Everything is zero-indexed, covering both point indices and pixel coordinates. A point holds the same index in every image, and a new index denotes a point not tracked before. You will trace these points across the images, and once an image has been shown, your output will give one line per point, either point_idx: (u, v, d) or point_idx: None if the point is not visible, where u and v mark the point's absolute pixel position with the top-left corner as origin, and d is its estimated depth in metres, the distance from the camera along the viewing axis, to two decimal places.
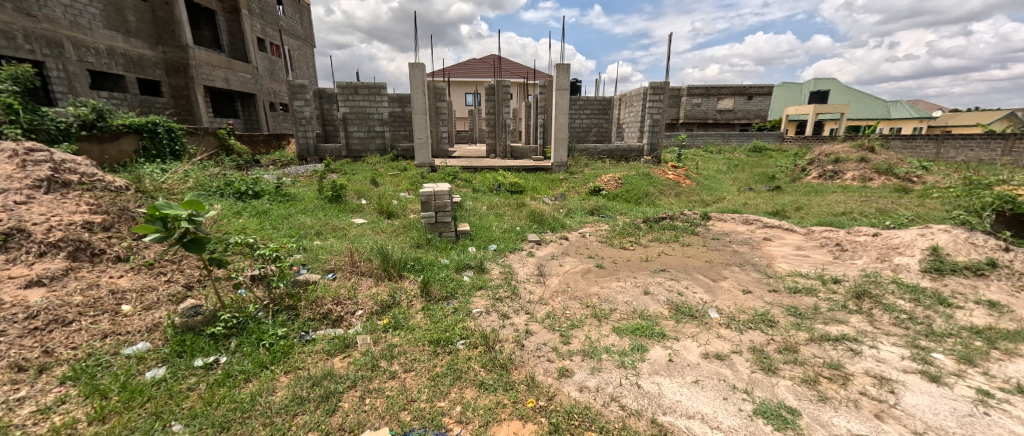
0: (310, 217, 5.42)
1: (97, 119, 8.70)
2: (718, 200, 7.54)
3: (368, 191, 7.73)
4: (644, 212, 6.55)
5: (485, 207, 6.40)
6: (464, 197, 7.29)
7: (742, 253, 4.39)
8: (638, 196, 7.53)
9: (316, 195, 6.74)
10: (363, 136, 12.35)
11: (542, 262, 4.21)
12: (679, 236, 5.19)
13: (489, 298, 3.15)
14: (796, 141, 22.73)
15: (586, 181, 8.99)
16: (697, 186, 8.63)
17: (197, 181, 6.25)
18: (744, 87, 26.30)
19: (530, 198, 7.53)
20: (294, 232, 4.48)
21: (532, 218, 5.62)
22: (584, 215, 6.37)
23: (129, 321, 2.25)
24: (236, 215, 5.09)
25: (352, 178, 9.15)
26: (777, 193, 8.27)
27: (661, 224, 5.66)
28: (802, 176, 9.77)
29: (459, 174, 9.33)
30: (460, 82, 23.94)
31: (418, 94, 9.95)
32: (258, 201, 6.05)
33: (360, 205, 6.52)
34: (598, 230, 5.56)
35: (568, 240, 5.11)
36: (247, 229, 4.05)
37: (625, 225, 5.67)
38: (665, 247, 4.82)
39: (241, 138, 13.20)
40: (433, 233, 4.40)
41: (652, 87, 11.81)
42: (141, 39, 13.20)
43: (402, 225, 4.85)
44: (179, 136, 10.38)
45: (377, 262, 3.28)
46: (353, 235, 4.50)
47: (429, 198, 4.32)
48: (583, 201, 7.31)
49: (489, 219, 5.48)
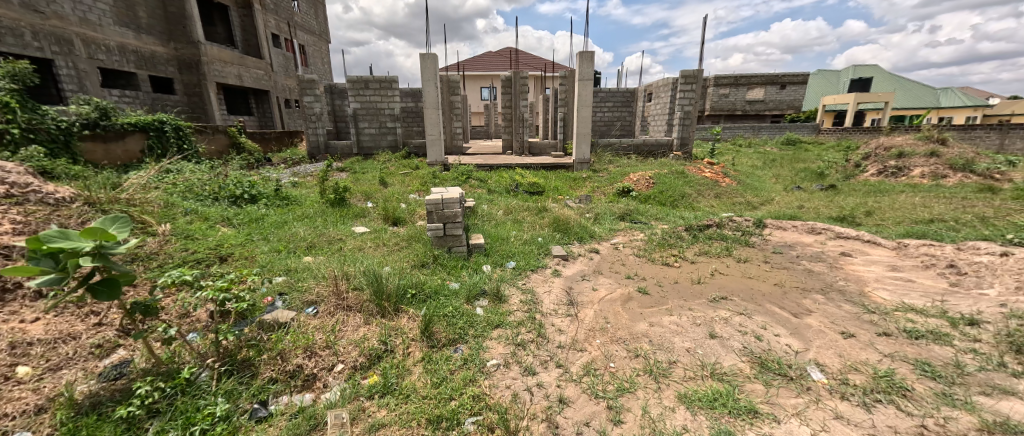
0: (307, 225, 4.83)
1: (100, 118, 8.37)
2: (766, 202, 6.66)
3: (376, 193, 7.14)
4: (682, 217, 5.75)
5: (501, 212, 5.71)
6: (479, 199, 6.63)
7: (819, 274, 3.56)
8: (673, 198, 6.71)
9: (318, 198, 6.16)
10: (375, 132, 11.82)
11: (571, 285, 3.48)
12: (731, 248, 4.38)
13: (509, 342, 2.45)
14: (834, 133, 21.20)
15: (613, 180, 8.19)
16: (739, 186, 7.72)
17: (188, 185, 5.73)
18: (776, 76, 24.75)
19: (551, 201, 6.80)
20: (283, 245, 3.88)
21: (556, 225, 4.89)
22: (614, 222, 5.61)
23: (17, 395, 1.65)
24: (224, 224, 4.53)
25: (360, 178, 8.62)
26: (833, 193, 7.31)
27: (706, 233, 4.85)
28: (858, 173, 8.74)
29: (474, 174, 8.67)
30: (475, 75, 23.23)
31: (430, 88, 9.29)
32: (253, 206, 5.50)
33: (365, 210, 5.92)
34: (633, 240, 4.79)
35: (599, 254, 4.35)
36: (226, 244, 3.46)
37: (664, 234, 4.89)
38: (717, 263, 4.02)
39: (252, 136, 12.84)
40: (441, 247, 3.74)
41: (684, 76, 10.85)
42: (153, 36, 12.93)
43: (406, 237, 4.19)
44: (188, 135, 9.99)
45: (368, 292, 2.62)
46: (349, 250, 3.87)
47: (436, 206, 3.63)
48: (611, 204, 6.53)
49: (506, 229, 4.78)
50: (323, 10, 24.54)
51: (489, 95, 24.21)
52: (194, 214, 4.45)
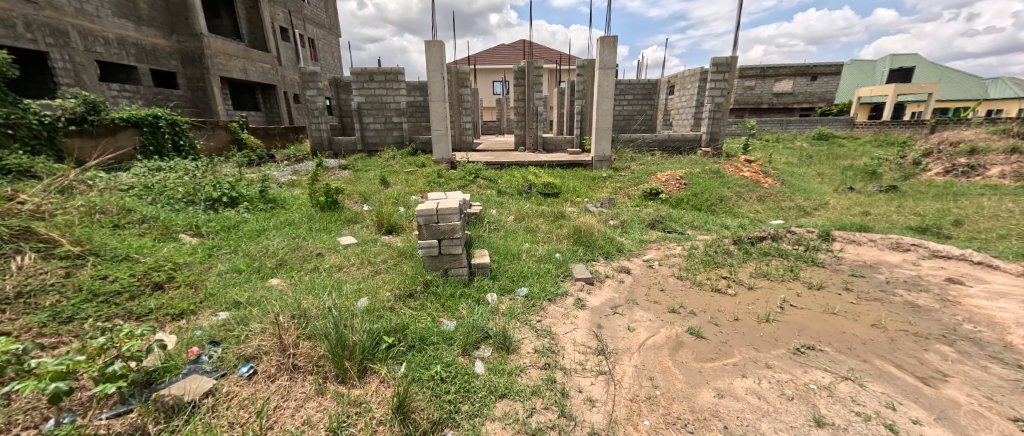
0: (286, 234, 4.13)
1: (88, 113, 7.79)
2: (820, 206, 5.84)
3: (375, 194, 6.49)
4: (723, 226, 4.93)
5: (512, 219, 4.99)
6: (488, 202, 5.93)
7: (929, 312, 2.71)
8: (710, 201, 5.87)
9: (308, 200, 5.49)
10: (380, 127, 11.17)
11: (600, 322, 2.69)
12: (796, 269, 3.53)
13: (520, 430, 1.70)
14: (869, 126, 19.83)
15: (636, 179, 7.35)
16: (784, 186, 6.85)
17: (162, 187, 5.13)
18: (807, 67, 23.32)
19: (569, 204, 6.07)
20: (248, 263, 3.17)
21: (576, 237, 4.11)
22: (645, 231, 4.81)
23: None
24: (190, 233, 3.88)
25: (360, 178, 8.00)
26: (897, 195, 6.57)
27: (760, 247, 4.00)
28: (919, 172, 8.12)
29: (483, 173, 7.94)
30: (487, 69, 22.46)
31: (437, 79, 8.55)
32: (233, 210, 4.84)
33: (359, 214, 5.25)
34: (670, 257, 3.98)
35: (631, 275, 3.55)
36: (170, 265, 2.76)
37: (708, 249, 4.05)
38: (785, 291, 3.17)
39: (255, 132, 12.30)
40: (436, 269, 2.99)
41: (714, 65, 9.90)
42: (154, 28, 12.48)
43: (396, 254, 3.45)
44: (185, 130, 9.36)
45: (322, 347, 1.89)
46: (324, 272, 3.15)
47: (430, 218, 2.87)
48: (638, 209, 5.75)
49: (519, 243, 4.02)
50: (331, 3, 23.99)
51: (502, 89, 23.41)
52: (154, 222, 3.78)
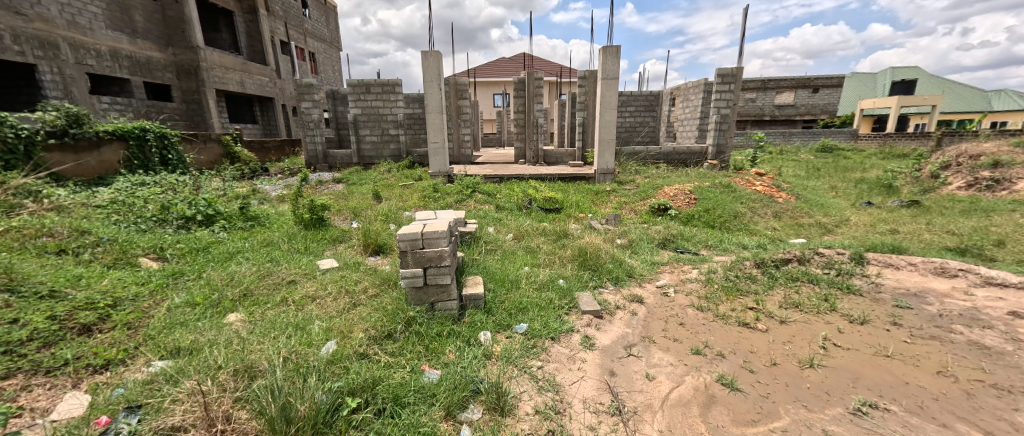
0: (262, 257, 3.72)
1: (70, 126, 7.38)
2: (841, 223, 5.48)
3: (366, 210, 6.12)
4: (739, 246, 4.56)
5: (511, 238, 4.62)
6: (485, 219, 5.57)
7: (1003, 356, 2.30)
8: (723, 217, 5.50)
9: (292, 218, 5.10)
10: (376, 140, 10.87)
11: (612, 367, 2.28)
12: (831, 298, 3.13)
13: None
14: (873, 138, 19.53)
15: (642, 194, 6.98)
16: (799, 201, 6.49)
17: (134, 204, 4.76)
18: (808, 79, 23.23)
19: (573, 221, 5.70)
20: (209, 294, 2.75)
21: (582, 261, 3.71)
22: (655, 252, 4.42)
23: None
24: (151, 257, 3.50)
25: (352, 192, 7.65)
26: (921, 210, 6.24)
27: (786, 272, 3.63)
28: (939, 186, 7.88)
29: (481, 187, 7.59)
30: (487, 82, 22.36)
31: (434, 90, 8.25)
32: (207, 228, 4.44)
33: (346, 233, 4.86)
34: (686, 282, 3.58)
35: (645, 305, 3.15)
36: (108, 301, 2.37)
37: (728, 274, 3.65)
38: (823, 326, 2.75)
39: (249, 145, 11.98)
40: (422, 302, 2.58)
41: (720, 75, 9.63)
42: (149, 40, 12.28)
43: (378, 282, 3.04)
44: (174, 143, 9.02)
45: (263, 421, 1.49)
46: (294, 305, 2.72)
47: (415, 243, 2.49)
48: (647, 226, 5.37)
49: (518, 267, 3.63)
50: (332, 18, 24.04)
51: (502, 102, 23.24)
52: (110, 245, 3.40)
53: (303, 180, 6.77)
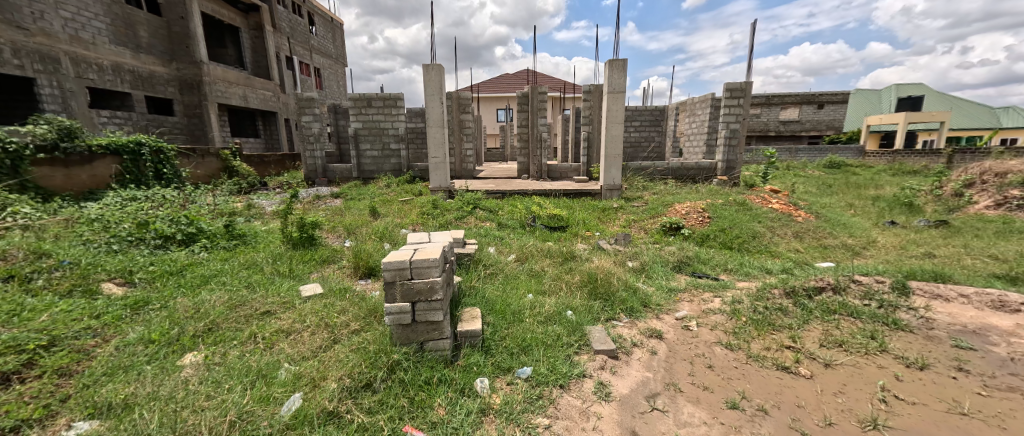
0: (240, 282, 3.38)
1: (61, 139, 7.15)
2: (869, 245, 5.13)
3: (362, 227, 5.80)
4: (762, 271, 4.19)
5: (513, 260, 4.28)
6: (486, 237, 5.24)
7: None
8: (741, 238, 5.14)
9: (280, 236, 4.77)
10: (377, 154, 10.64)
11: (633, 426, 1.93)
12: (879, 336, 2.75)
13: None
14: (882, 154, 19.12)
15: (652, 211, 6.64)
16: (820, 221, 6.13)
17: (111, 223, 4.45)
18: (813, 95, 23.05)
19: (579, 241, 5.36)
20: (167, 329, 2.41)
21: (592, 288, 3.35)
22: (671, 277, 4.05)
23: None
24: (116, 283, 3.18)
25: (349, 209, 7.35)
26: (951, 232, 5.88)
27: (820, 302, 3.28)
28: (966, 206, 7.54)
29: (482, 203, 7.27)
30: (491, 97, 22.33)
31: (436, 104, 8.02)
32: (186, 248, 4.10)
33: (337, 253, 4.53)
34: (709, 314, 3.20)
35: (665, 341, 2.78)
36: (43, 340, 2.07)
37: (756, 305, 3.27)
38: (876, 373, 2.38)
39: (249, 159, 11.77)
40: (411, 341, 2.23)
41: (729, 90, 9.41)
42: (153, 55, 12.21)
43: (363, 314, 2.68)
44: (170, 158, 8.78)
45: None
46: (262, 343, 2.36)
47: (402, 272, 2.16)
48: (659, 247, 5.01)
49: (520, 296, 3.28)
50: (337, 33, 24.20)
51: (505, 117, 23.14)
52: (70, 270, 3.10)
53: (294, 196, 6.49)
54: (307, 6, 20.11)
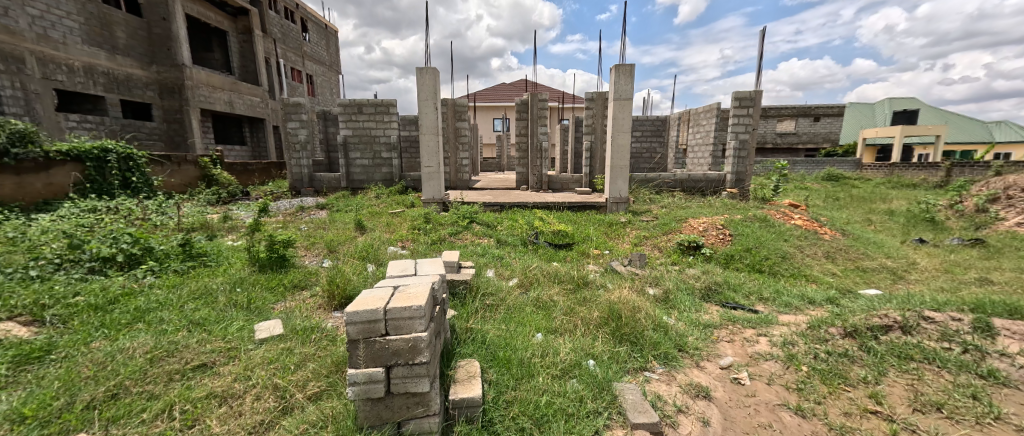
0: (179, 319, 2.72)
1: (11, 144, 6.44)
2: (912, 269, 4.60)
3: (344, 245, 5.17)
4: (803, 300, 3.63)
5: (516, 287, 3.68)
6: (485, 257, 4.65)
7: None
8: (770, 259, 4.60)
9: (246, 256, 4.11)
10: (367, 163, 10.04)
11: None
12: (986, 397, 2.17)
13: None
14: (879, 168, 18.83)
15: (664, 226, 6.08)
16: (850, 239, 5.63)
17: (42, 241, 3.80)
18: (810, 108, 22.91)
19: (589, 261, 4.78)
20: (51, 399, 1.78)
21: (614, 327, 2.75)
22: (701, 308, 3.46)
23: None
24: (16, 324, 2.54)
25: (333, 222, 6.73)
26: (991, 253, 5.40)
27: (891, 346, 2.71)
28: (994, 222, 7.10)
29: (479, 216, 6.68)
30: (487, 106, 21.88)
31: (429, 110, 7.46)
32: (126, 272, 3.44)
33: (312, 276, 3.90)
34: (760, 360, 2.61)
35: (716, 402, 2.19)
36: None
37: (815, 350, 2.68)
38: None
39: (230, 167, 11.08)
40: (384, 422, 1.63)
41: (737, 99, 8.97)
42: (131, 57, 11.58)
43: (324, 371, 2.06)
44: (141, 166, 8.04)
45: None
46: (180, 423, 1.73)
47: (373, 324, 1.56)
48: (680, 269, 4.44)
49: (527, 337, 2.67)
50: (331, 41, 23.76)
51: (502, 126, 22.66)
52: None
53: (265, 209, 5.87)
54: (300, 11, 19.67)
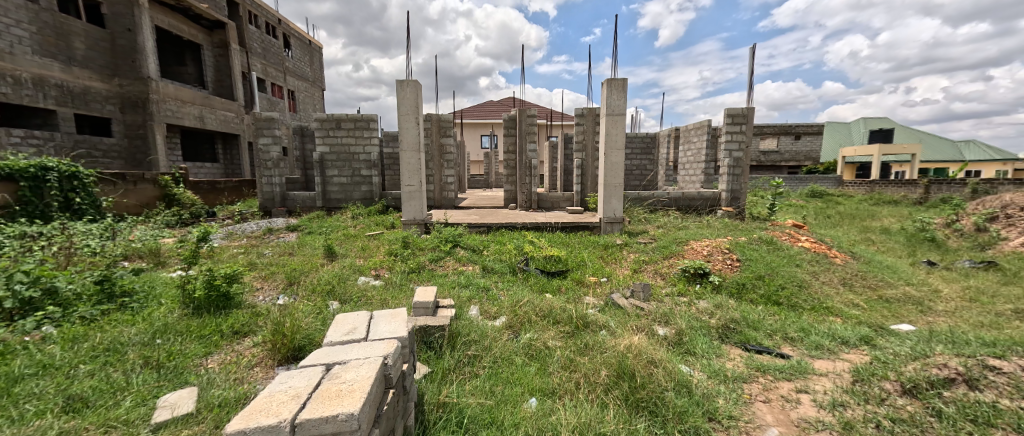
0: (53, 393, 2.04)
1: None
2: (936, 298, 4.19)
3: (307, 275, 4.51)
4: (834, 341, 3.14)
5: (503, 329, 3.08)
6: (466, 289, 4.07)
7: None
8: (786, 289, 4.13)
9: (179, 295, 3.41)
10: (345, 181, 9.39)
11: None
12: None
13: None
14: (860, 185, 18.94)
15: (664, 248, 5.60)
16: (862, 264, 5.22)
17: None
18: (790, 126, 23.25)
19: (586, 293, 4.22)
20: None
21: (626, 389, 2.20)
22: (722, 353, 2.93)
23: None
24: None
25: (301, 246, 6.07)
26: (1008, 278, 5.05)
27: (962, 405, 2.21)
28: (998, 243, 6.84)
29: (464, 239, 6.09)
30: (474, 123, 21.51)
31: (410, 125, 6.92)
32: (14, 322, 2.74)
33: (261, 314, 3.26)
34: (811, 433, 2.08)
35: None
36: None
37: (876, 417, 2.15)
38: None
39: (196, 186, 10.29)
40: None
41: (730, 115, 8.71)
42: (90, 69, 10.83)
43: None
44: (88, 185, 7.17)
45: None
46: None
47: None
48: (689, 302, 3.92)
49: (519, 407, 2.09)
50: (315, 58, 23.33)
51: (489, 143, 22.26)
52: None
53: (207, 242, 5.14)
54: (282, 27, 19.22)
